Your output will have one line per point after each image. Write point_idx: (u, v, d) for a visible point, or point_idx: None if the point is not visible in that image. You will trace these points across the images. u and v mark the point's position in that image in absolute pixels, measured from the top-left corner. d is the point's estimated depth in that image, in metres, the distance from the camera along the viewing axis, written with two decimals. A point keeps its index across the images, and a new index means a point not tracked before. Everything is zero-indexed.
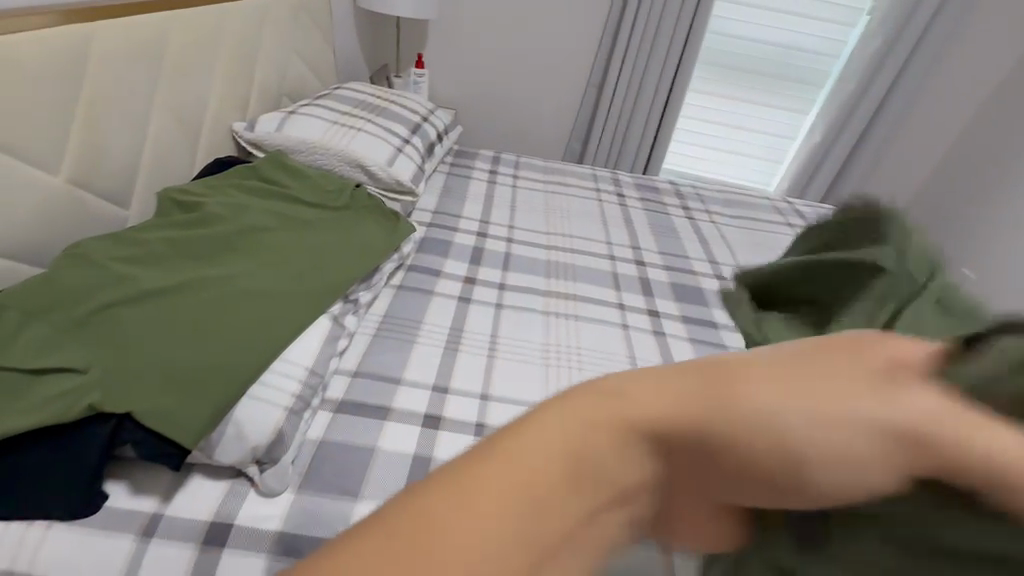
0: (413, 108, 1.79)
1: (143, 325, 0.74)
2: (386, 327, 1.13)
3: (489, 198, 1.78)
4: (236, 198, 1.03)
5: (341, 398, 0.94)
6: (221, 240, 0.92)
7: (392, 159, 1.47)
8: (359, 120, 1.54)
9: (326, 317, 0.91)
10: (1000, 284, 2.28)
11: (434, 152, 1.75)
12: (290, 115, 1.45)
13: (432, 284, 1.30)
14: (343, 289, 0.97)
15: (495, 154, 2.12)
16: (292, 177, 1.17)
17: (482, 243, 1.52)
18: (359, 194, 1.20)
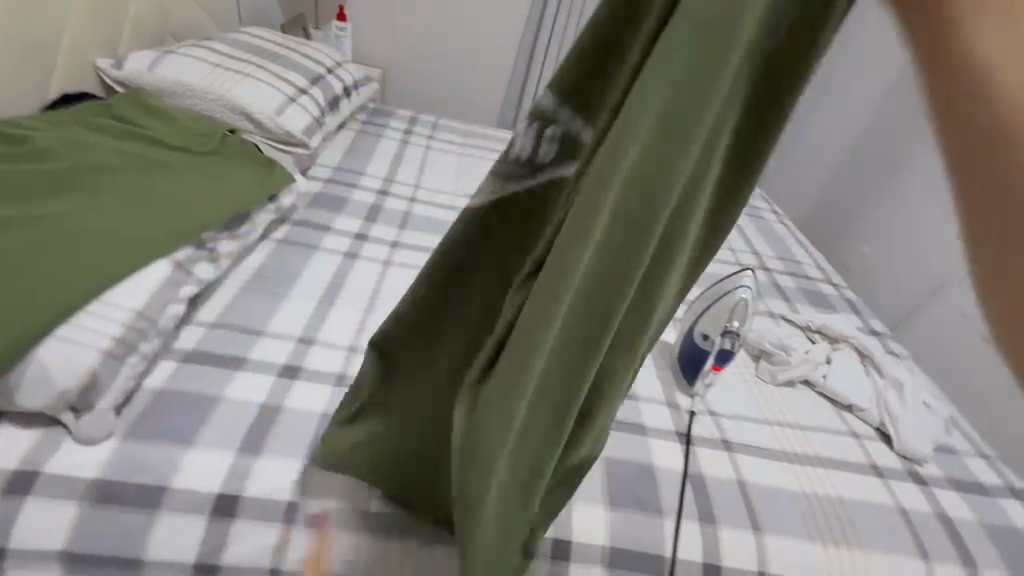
0: (317, 59, 1.70)
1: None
2: (257, 278, 1.09)
3: (398, 157, 1.73)
4: (76, 132, 0.95)
5: (190, 348, 0.89)
6: (49, 174, 0.84)
7: (283, 109, 1.39)
8: (248, 64, 1.44)
9: (167, 261, 0.85)
10: None
11: (339, 106, 1.67)
12: (165, 54, 1.34)
13: (318, 239, 1.25)
14: (196, 232, 0.91)
15: (414, 115, 2.06)
16: (153, 118, 1.09)
17: (382, 201, 1.48)
18: (230, 140, 1.14)
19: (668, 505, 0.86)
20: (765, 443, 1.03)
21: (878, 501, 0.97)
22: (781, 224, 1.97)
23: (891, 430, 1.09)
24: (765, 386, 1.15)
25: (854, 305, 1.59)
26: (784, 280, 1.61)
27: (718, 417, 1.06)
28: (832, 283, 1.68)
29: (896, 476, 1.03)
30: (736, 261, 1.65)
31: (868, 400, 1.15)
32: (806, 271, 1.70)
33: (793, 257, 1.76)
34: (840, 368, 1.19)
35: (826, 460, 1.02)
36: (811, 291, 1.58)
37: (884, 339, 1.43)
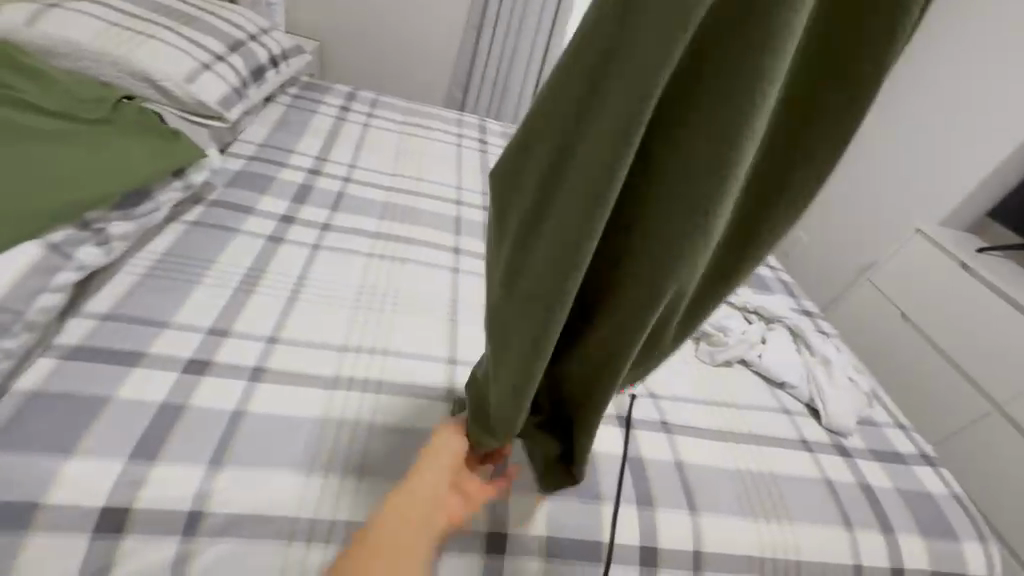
0: (239, 23, 1.55)
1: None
2: (162, 264, 0.98)
3: (333, 135, 1.62)
4: None
5: (75, 344, 0.79)
6: None
7: (195, 76, 1.25)
8: (153, 25, 1.29)
9: (40, 243, 0.73)
10: (828, 236, 2.47)
11: (265, 77, 1.53)
12: (48, 8, 1.17)
13: (237, 221, 1.14)
14: (75, 212, 0.79)
15: (352, 91, 1.94)
16: (29, 83, 0.95)
17: (313, 181, 1.38)
18: (125, 108, 1.01)
19: (606, 490, 0.85)
20: (703, 423, 1.04)
21: (807, 474, 1.00)
22: None
23: (819, 404, 1.13)
24: (703, 367, 1.17)
25: (789, 286, 1.65)
26: None
27: (657, 398, 1.06)
28: (769, 266, 1.73)
29: (823, 450, 1.07)
30: None
31: (799, 377, 1.18)
32: None
33: None
34: (774, 347, 1.22)
35: (760, 437, 1.05)
36: (749, 274, 1.62)
37: (814, 318, 1.49)
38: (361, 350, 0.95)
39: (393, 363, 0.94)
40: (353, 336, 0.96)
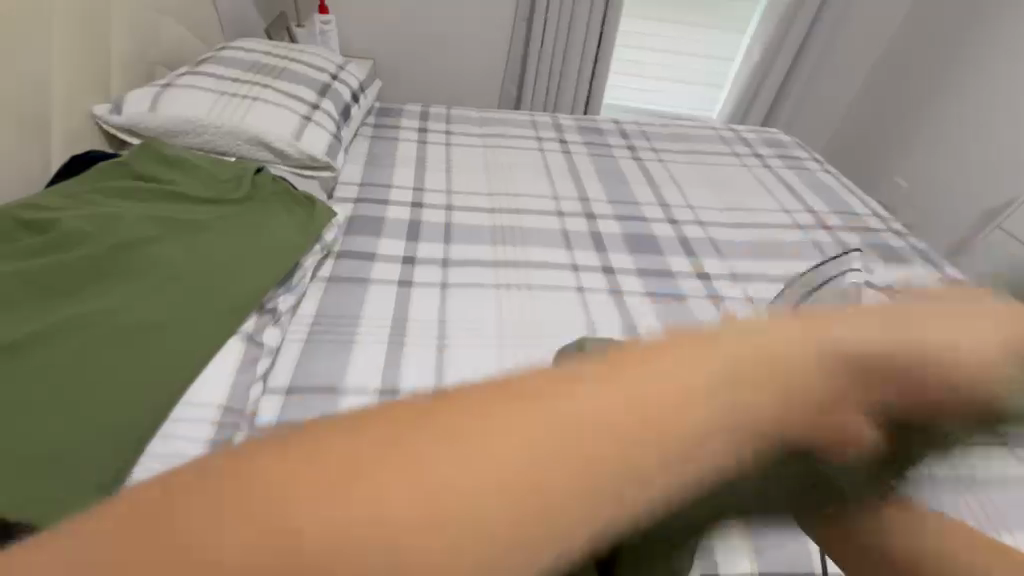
0: (320, 65, 1.56)
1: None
2: (318, 328, 1.00)
3: (421, 161, 1.61)
4: (107, 204, 0.88)
5: (276, 423, 0.83)
6: (89, 261, 0.78)
7: (302, 131, 1.27)
8: (254, 85, 1.32)
9: (239, 337, 0.82)
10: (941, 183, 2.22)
11: (351, 115, 1.54)
12: (164, 88, 1.22)
13: (367, 270, 1.17)
14: (252, 306, 0.84)
15: (424, 109, 1.91)
16: (176, 170, 1.00)
17: (420, 215, 1.38)
18: (261, 180, 1.04)
19: None
20: None
21: None
22: (827, 173, 1.85)
23: None
24: None
25: (925, 253, 1.50)
26: (848, 237, 1.51)
27: None
28: (896, 232, 1.57)
29: None
30: (794, 224, 1.54)
31: None
32: (866, 222, 1.59)
33: (849, 208, 1.65)
34: None
35: None
36: (878, 246, 1.49)
37: None
38: None
39: None
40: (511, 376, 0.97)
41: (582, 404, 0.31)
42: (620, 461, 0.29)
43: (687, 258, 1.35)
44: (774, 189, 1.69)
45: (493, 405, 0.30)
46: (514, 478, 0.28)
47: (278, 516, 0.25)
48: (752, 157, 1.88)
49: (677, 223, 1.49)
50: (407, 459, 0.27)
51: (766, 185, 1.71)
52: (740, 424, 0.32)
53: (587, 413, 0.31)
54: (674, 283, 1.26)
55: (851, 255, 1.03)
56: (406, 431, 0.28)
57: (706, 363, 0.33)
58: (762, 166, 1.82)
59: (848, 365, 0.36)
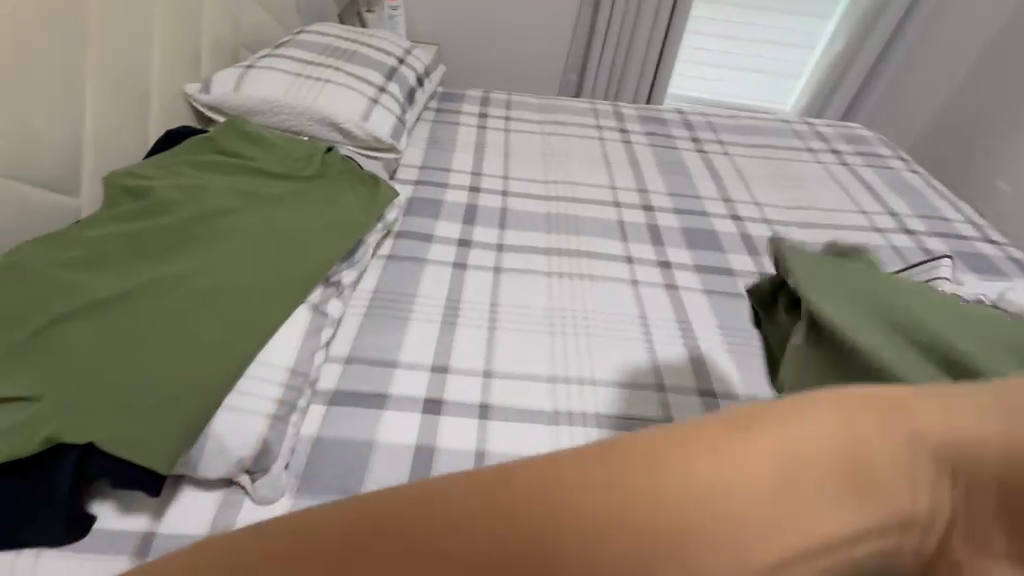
0: (388, 50, 1.60)
1: (84, 341, 0.69)
2: (376, 304, 1.05)
3: (480, 146, 1.63)
4: (195, 176, 0.95)
5: (334, 390, 0.88)
6: (176, 228, 0.85)
7: (369, 113, 1.32)
8: (326, 68, 1.38)
9: (306, 306, 0.87)
10: None
11: (415, 99, 1.57)
12: (247, 70, 1.30)
13: (423, 251, 1.20)
14: (318, 278, 0.89)
15: (485, 95, 1.92)
16: (254, 146, 1.06)
17: (476, 199, 1.40)
18: (330, 158, 1.09)
19: None
20: None
21: None
22: (913, 173, 1.70)
23: None
24: None
25: None
26: (933, 243, 1.39)
27: None
28: (992, 241, 1.42)
29: None
30: (872, 226, 1.43)
31: None
32: (957, 228, 1.45)
33: (937, 212, 1.51)
34: None
35: None
36: (969, 255, 1.36)
37: None
38: (570, 380, 0.95)
39: (606, 394, 0.93)
40: (559, 364, 0.97)
41: (799, 457, 0.29)
42: (819, 533, 0.27)
43: (749, 257, 1.29)
44: (851, 188, 1.58)
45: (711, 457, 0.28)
46: (727, 539, 0.27)
47: (471, 547, 0.27)
48: (828, 153, 1.75)
49: (741, 220, 1.42)
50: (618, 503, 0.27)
51: (842, 183, 1.60)
52: (863, 525, 0.28)
53: (703, 485, 0.28)
54: (734, 282, 1.21)
55: (941, 261, 0.96)
56: (638, 481, 0.27)
57: (877, 439, 0.30)
58: (838, 163, 1.70)
59: (935, 450, 0.30)
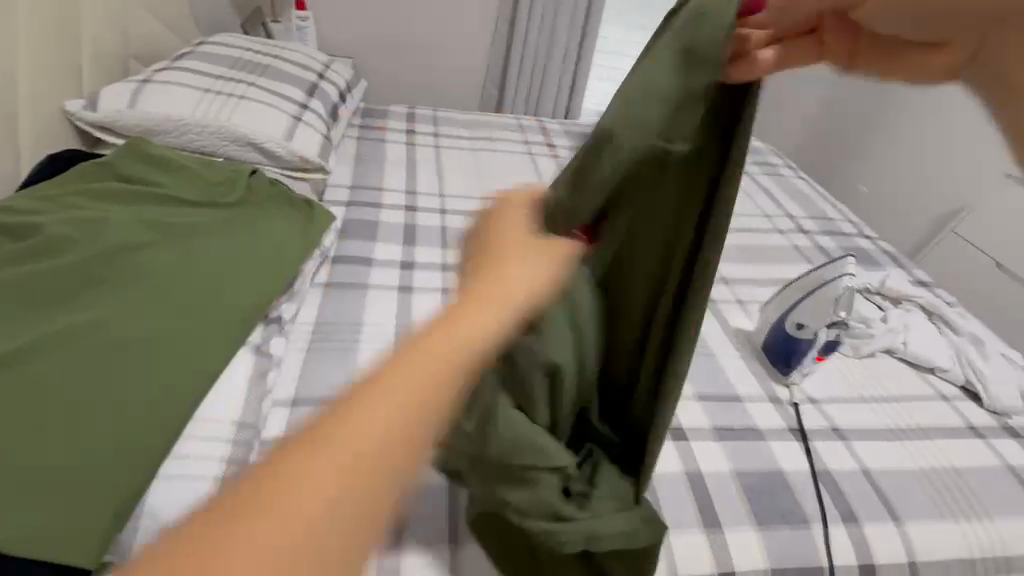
0: (305, 64, 1.51)
1: None
2: (318, 337, 0.97)
3: (410, 163, 1.58)
4: (93, 208, 0.83)
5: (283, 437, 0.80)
6: (76, 269, 0.73)
7: (292, 131, 1.23)
8: (238, 83, 1.26)
9: (247, 349, 0.78)
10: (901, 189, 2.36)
11: (339, 115, 1.50)
12: (143, 84, 1.15)
13: (364, 276, 1.13)
14: (257, 317, 0.80)
15: (409, 110, 1.88)
16: (163, 170, 0.95)
17: (414, 219, 1.35)
18: (256, 183, 1.00)
19: (811, 511, 0.85)
20: (873, 424, 1.02)
21: (987, 464, 0.99)
22: (800, 179, 1.93)
23: (979, 388, 1.11)
24: (851, 362, 1.14)
25: (894, 256, 1.59)
26: (824, 241, 1.59)
27: (820, 403, 1.04)
28: (868, 237, 1.65)
29: (995, 435, 1.05)
30: (776, 228, 1.60)
31: (950, 360, 1.16)
32: (841, 227, 1.67)
33: (824, 214, 1.73)
34: (917, 332, 1.19)
35: (930, 430, 1.04)
36: (853, 249, 1.57)
37: (933, 290, 1.44)
38: None
39: None
40: None
41: (372, 445, 0.37)
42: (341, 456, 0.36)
43: None
44: (754, 194, 1.76)
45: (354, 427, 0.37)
46: (305, 513, 0.34)
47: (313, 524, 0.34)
48: None
49: None
50: (334, 472, 0.36)
51: (745, 190, 1.77)
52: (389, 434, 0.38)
53: (299, 493, 0.34)
54: None
55: (847, 259, 1.09)
56: (266, 503, 0.34)
57: (371, 425, 0.38)
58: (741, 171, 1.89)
59: (369, 393, 0.39)
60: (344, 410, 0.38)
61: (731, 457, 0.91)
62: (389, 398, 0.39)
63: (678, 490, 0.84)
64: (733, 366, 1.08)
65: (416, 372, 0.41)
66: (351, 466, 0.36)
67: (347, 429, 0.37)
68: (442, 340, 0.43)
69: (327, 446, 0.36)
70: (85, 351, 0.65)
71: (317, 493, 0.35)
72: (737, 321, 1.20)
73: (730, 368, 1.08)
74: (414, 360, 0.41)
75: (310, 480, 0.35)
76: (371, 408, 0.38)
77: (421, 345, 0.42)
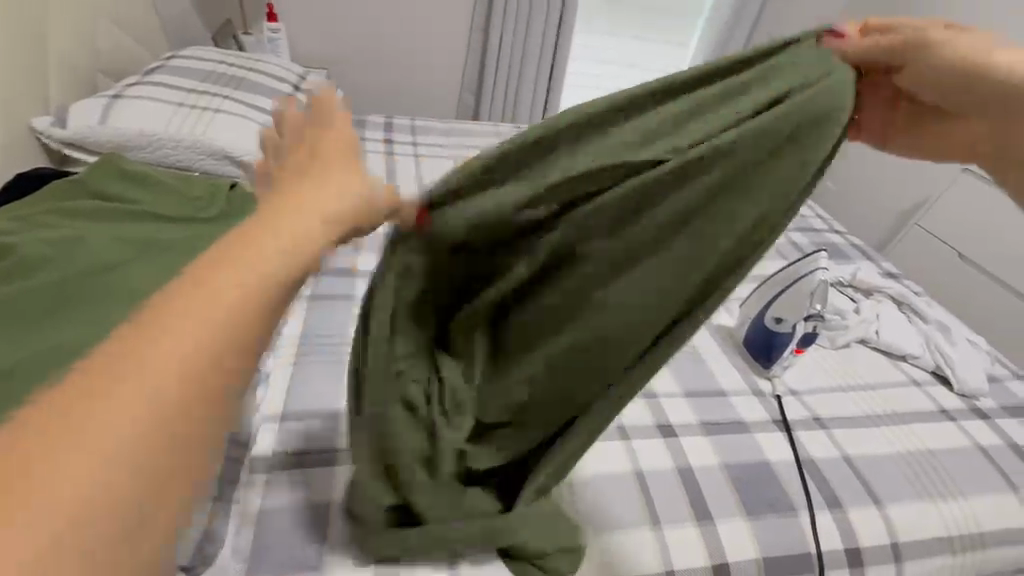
0: (279, 76, 1.50)
1: None
2: (305, 350, 0.96)
3: (391, 173, 1.58)
4: (68, 226, 0.81)
5: (273, 452, 0.79)
6: (52, 291, 0.71)
7: (269, 144, 1.22)
8: (212, 96, 1.25)
9: None
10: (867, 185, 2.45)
11: None
12: (113, 100, 1.13)
13: (349, 287, 1.13)
14: None
15: (387, 120, 1.88)
16: (138, 186, 0.93)
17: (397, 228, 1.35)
18: (236, 196, 0.98)
19: (796, 499, 0.88)
20: (851, 412, 1.06)
21: (959, 444, 1.04)
22: None
23: (948, 372, 1.16)
24: (828, 353, 1.18)
25: (863, 249, 1.65)
26: (797, 237, 1.64)
27: (800, 394, 1.08)
28: (838, 232, 1.72)
29: (965, 417, 1.10)
30: None
31: (921, 347, 1.21)
32: (811, 223, 1.73)
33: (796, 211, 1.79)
34: (888, 321, 1.24)
35: (905, 414, 1.08)
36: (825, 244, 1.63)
37: (901, 281, 1.50)
38: None
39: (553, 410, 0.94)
40: None
41: (171, 386, 0.32)
42: (149, 411, 0.31)
43: None
44: None
45: (157, 346, 0.33)
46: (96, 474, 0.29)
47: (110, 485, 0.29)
48: None
49: None
50: (127, 431, 0.30)
51: None
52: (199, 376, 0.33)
53: (80, 474, 0.28)
54: None
55: (820, 254, 1.13)
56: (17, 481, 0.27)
57: (170, 366, 0.33)
58: None
59: (133, 346, 0.32)
60: (134, 355, 0.32)
61: (717, 450, 0.93)
62: (183, 334, 0.34)
63: (669, 485, 0.86)
64: (716, 361, 1.11)
65: (202, 309, 0.35)
66: (153, 413, 0.31)
67: (142, 385, 0.31)
68: (245, 256, 0.38)
69: (118, 399, 0.31)
70: (65, 374, 0.63)
71: (106, 450, 0.29)
72: (718, 317, 1.23)
73: (713, 363, 1.11)
74: (221, 293, 0.36)
75: (94, 437, 0.29)
76: (166, 354, 0.33)
77: (207, 268, 0.37)
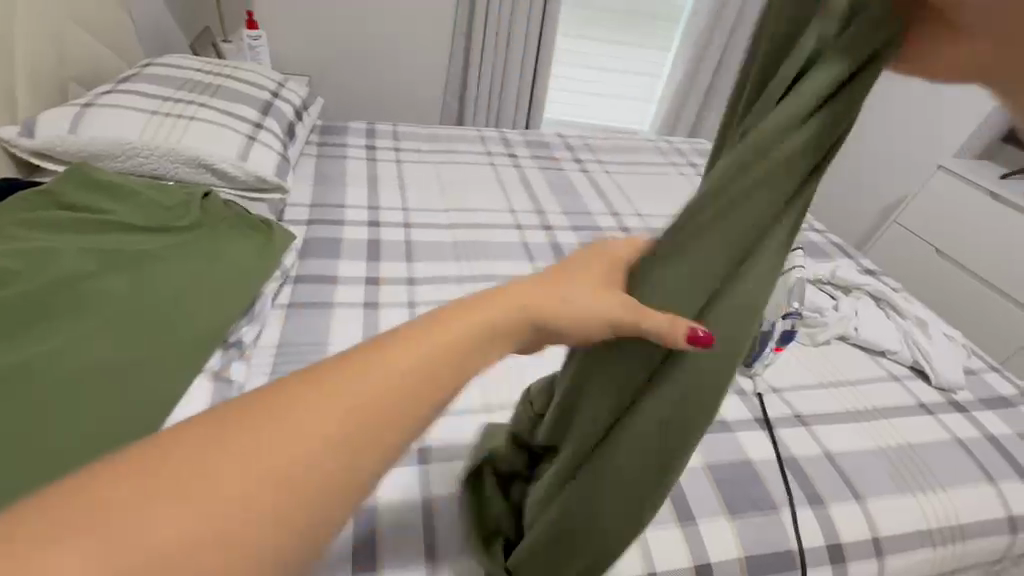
0: (257, 83, 1.48)
1: None
2: (283, 359, 0.95)
3: (372, 179, 1.57)
4: (33, 238, 0.79)
5: None
6: (14, 304, 0.69)
7: (246, 152, 1.20)
8: (188, 104, 1.23)
9: (205, 374, 0.75)
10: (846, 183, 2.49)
11: (296, 133, 1.48)
12: (85, 109, 1.11)
13: (329, 295, 1.12)
14: (216, 343, 0.78)
15: (369, 126, 1.87)
16: (109, 196, 0.91)
17: (378, 234, 1.34)
18: (211, 204, 0.97)
19: (779, 497, 0.88)
20: (831, 408, 1.07)
21: (938, 437, 1.05)
22: None
23: (926, 366, 1.18)
24: (808, 350, 1.19)
25: (841, 247, 1.67)
26: None
27: (781, 392, 1.08)
28: (817, 230, 1.74)
29: (943, 410, 1.12)
30: None
31: (899, 341, 1.22)
32: None
33: None
34: (866, 317, 1.25)
35: (884, 409, 1.09)
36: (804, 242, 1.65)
37: (879, 277, 1.53)
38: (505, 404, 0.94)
39: None
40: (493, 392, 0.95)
41: (314, 445, 0.35)
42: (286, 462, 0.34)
43: None
44: None
45: (332, 397, 0.38)
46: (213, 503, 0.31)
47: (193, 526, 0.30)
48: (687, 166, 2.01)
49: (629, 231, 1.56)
50: (261, 474, 0.33)
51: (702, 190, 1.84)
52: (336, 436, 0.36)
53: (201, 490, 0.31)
54: None
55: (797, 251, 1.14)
56: (166, 480, 0.31)
57: (320, 422, 0.36)
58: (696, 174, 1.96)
59: (313, 383, 0.38)
60: (312, 396, 0.37)
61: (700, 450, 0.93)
62: (349, 399, 0.38)
63: None
64: None
65: (358, 381, 0.39)
66: (289, 457, 0.34)
67: (293, 430, 0.35)
68: (412, 343, 0.43)
69: (287, 422, 0.35)
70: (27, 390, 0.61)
71: (235, 483, 0.32)
72: None
73: None
74: (390, 378, 0.40)
75: (227, 465, 0.33)
76: (325, 412, 0.37)
77: (386, 343, 0.42)
